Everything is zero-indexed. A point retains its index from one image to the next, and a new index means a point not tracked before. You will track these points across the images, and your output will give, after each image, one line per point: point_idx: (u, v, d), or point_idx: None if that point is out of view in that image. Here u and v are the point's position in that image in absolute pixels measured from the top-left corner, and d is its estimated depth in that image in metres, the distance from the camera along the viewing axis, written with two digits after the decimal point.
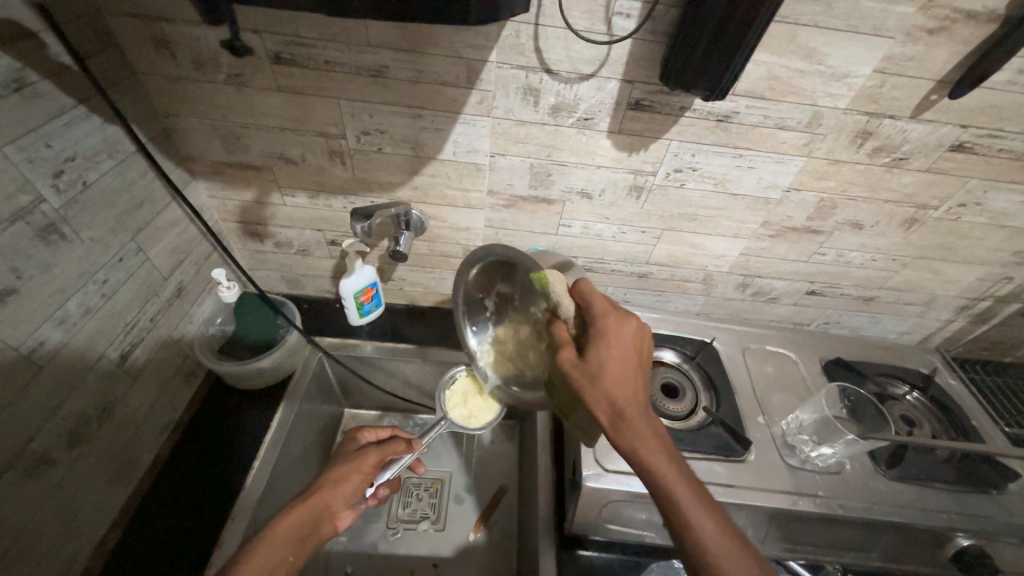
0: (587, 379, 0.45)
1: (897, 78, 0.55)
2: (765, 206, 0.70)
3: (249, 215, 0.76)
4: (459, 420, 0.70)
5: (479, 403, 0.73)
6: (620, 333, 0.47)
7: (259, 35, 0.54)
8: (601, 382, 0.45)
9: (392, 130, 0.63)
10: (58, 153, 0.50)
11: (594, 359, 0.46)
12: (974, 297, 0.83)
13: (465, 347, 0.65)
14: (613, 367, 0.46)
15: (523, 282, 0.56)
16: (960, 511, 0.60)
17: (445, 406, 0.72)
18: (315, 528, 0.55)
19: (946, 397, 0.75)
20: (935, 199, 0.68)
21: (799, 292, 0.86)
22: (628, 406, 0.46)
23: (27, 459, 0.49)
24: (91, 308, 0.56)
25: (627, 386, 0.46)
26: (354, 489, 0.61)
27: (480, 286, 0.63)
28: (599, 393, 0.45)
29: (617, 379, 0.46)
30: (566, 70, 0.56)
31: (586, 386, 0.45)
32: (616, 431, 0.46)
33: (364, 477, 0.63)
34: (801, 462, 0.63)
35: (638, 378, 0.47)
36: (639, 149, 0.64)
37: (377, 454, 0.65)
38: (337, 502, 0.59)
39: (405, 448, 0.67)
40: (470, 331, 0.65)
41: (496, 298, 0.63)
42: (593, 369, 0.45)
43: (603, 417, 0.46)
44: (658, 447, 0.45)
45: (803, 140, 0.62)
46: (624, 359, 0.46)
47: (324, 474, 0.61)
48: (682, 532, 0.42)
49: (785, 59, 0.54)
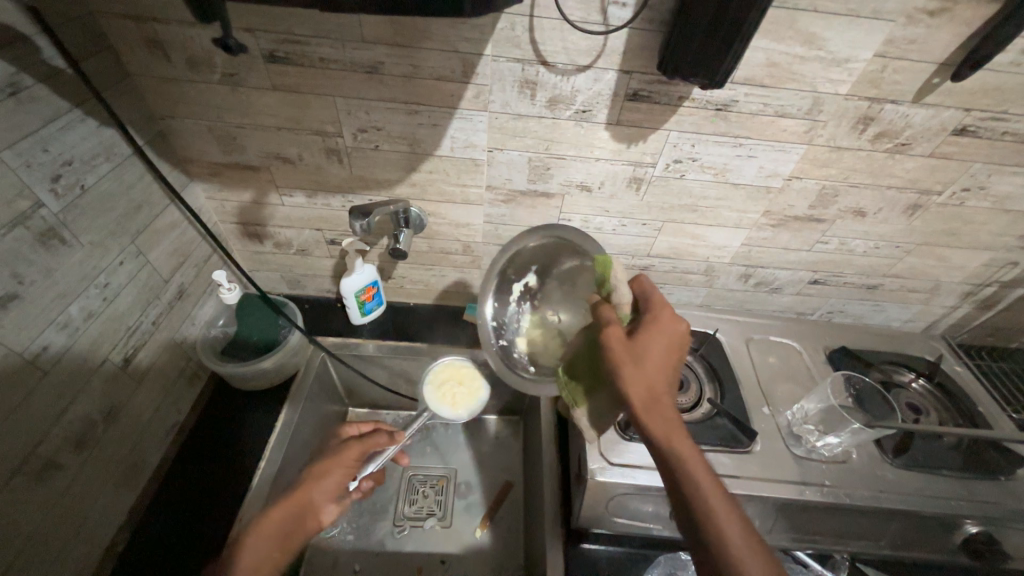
0: (630, 357, 0.47)
1: (899, 61, 0.54)
2: (766, 194, 0.70)
3: (248, 215, 0.76)
4: (446, 410, 0.73)
5: (465, 390, 0.75)
6: (666, 327, 0.50)
7: (252, 34, 0.54)
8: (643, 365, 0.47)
9: (389, 127, 0.63)
10: (54, 157, 0.50)
11: (639, 340, 0.49)
12: (979, 283, 0.83)
13: (482, 315, 0.61)
14: (656, 352, 0.48)
15: (569, 275, 0.60)
16: (968, 498, 0.60)
17: (430, 397, 0.74)
18: (300, 524, 0.56)
19: (952, 384, 0.74)
20: (939, 184, 0.67)
21: (802, 282, 0.86)
22: (658, 392, 0.47)
23: (34, 464, 0.50)
24: (93, 312, 0.56)
25: (663, 375, 0.48)
26: (337, 483, 0.62)
27: (535, 258, 0.61)
28: (636, 371, 0.47)
29: (656, 365, 0.48)
30: (562, 62, 0.56)
31: (626, 363, 0.47)
32: (647, 414, 0.46)
33: (346, 471, 0.63)
34: (807, 452, 0.63)
35: (671, 372, 0.49)
36: (639, 141, 0.63)
37: (358, 446, 0.65)
38: (321, 497, 0.60)
39: (388, 440, 0.67)
40: (491, 302, 0.61)
41: (523, 286, 0.62)
42: (636, 350, 0.48)
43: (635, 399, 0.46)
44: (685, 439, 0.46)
45: (804, 127, 0.61)
46: (666, 350, 0.49)
47: (306, 473, 0.62)
48: (702, 524, 0.41)
49: (784, 45, 0.53)
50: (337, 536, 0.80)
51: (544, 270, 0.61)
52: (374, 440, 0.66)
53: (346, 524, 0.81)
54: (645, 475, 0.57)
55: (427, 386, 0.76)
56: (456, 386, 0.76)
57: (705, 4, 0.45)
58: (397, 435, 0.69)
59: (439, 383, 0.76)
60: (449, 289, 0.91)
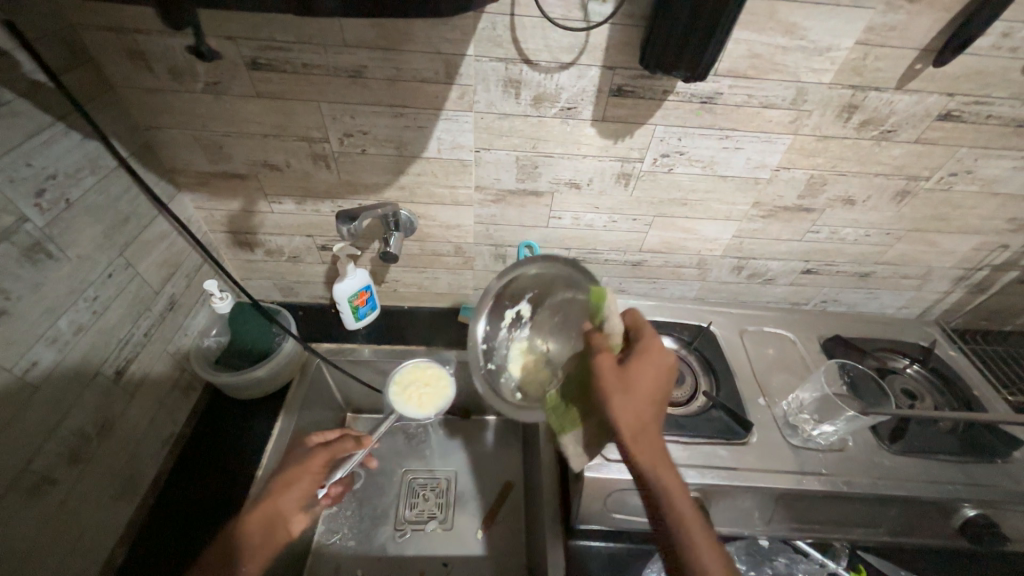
0: (620, 388, 0.47)
1: (881, 49, 0.54)
2: (755, 186, 0.70)
3: (238, 224, 0.76)
4: (413, 411, 0.72)
5: (430, 389, 0.75)
6: (658, 358, 0.50)
7: (233, 42, 0.54)
8: (632, 397, 0.47)
9: (376, 131, 0.63)
10: (38, 172, 0.50)
11: (629, 370, 0.48)
12: (970, 267, 0.83)
13: (471, 335, 0.58)
14: (646, 385, 0.48)
15: (564, 304, 0.58)
16: (965, 481, 0.60)
17: (395, 400, 0.74)
18: (268, 537, 0.56)
19: (946, 368, 0.74)
20: (926, 169, 0.67)
21: (794, 272, 0.86)
22: (646, 423, 0.47)
23: (28, 480, 0.49)
24: (83, 325, 0.56)
25: (652, 405, 0.48)
26: (304, 493, 0.61)
27: (530, 286, 0.60)
28: (626, 403, 0.46)
29: (645, 397, 0.48)
30: (546, 59, 0.56)
31: (615, 394, 0.47)
32: (635, 444, 0.46)
33: (314, 480, 0.63)
34: (804, 441, 0.63)
35: (660, 402, 0.49)
36: (625, 137, 0.63)
37: (325, 454, 0.64)
38: (288, 508, 0.59)
39: (354, 446, 0.66)
40: (480, 324, 0.59)
41: (513, 312, 0.60)
42: (626, 381, 0.48)
43: (623, 431, 0.46)
44: (669, 470, 0.46)
45: (789, 118, 0.61)
46: (657, 381, 0.49)
47: (274, 481, 0.61)
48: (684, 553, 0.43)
49: (765, 36, 0.53)
50: (339, 542, 0.79)
51: (539, 300, 0.60)
52: (342, 446, 0.66)
53: (347, 530, 0.81)
54: None
55: (392, 390, 0.75)
56: (421, 387, 0.76)
57: (681, 4, 0.46)
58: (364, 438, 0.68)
59: (404, 385, 0.76)
60: (442, 291, 0.90)
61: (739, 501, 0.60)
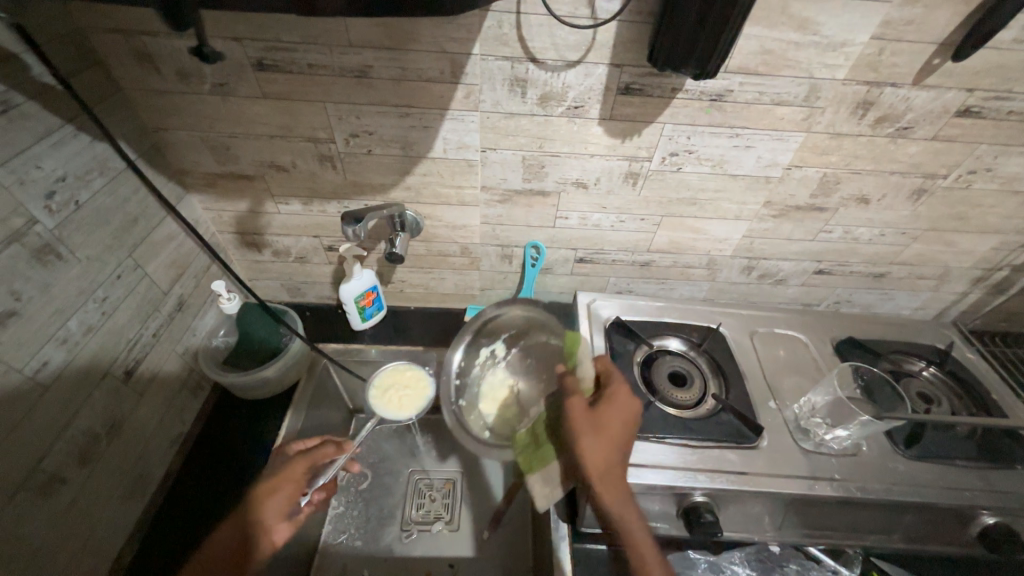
0: (591, 429, 0.51)
1: (897, 43, 0.53)
2: (766, 184, 0.69)
3: (246, 225, 0.76)
4: (391, 412, 0.74)
5: (411, 390, 0.76)
6: (628, 403, 0.54)
7: (239, 43, 0.54)
8: (602, 438, 0.50)
9: (381, 131, 0.63)
10: (48, 174, 0.50)
11: (599, 413, 0.52)
12: (989, 267, 0.81)
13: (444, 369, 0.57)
14: (616, 427, 0.52)
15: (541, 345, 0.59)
16: (983, 488, 0.58)
17: (376, 402, 0.75)
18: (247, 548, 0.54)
19: (964, 372, 0.72)
20: (944, 168, 0.66)
21: (806, 272, 0.84)
22: (614, 463, 0.50)
23: (38, 479, 0.50)
24: (92, 326, 0.57)
25: (621, 446, 0.51)
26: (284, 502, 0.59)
27: (507, 326, 0.59)
28: (597, 446, 0.50)
29: (615, 440, 0.51)
30: (552, 58, 0.55)
31: (585, 436, 0.50)
32: (603, 484, 0.50)
33: (295, 487, 0.61)
34: (816, 445, 0.62)
35: (628, 443, 0.52)
36: (633, 135, 0.63)
37: (304, 461, 0.63)
38: (269, 517, 0.57)
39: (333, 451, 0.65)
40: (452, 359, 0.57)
41: (488, 351, 0.59)
42: (596, 423, 0.51)
43: (591, 471, 0.50)
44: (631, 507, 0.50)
45: (802, 115, 0.60)
46: (625, 424, 0.52)
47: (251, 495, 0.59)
48: None
49: (777, 32, 0.52)
50: (346, 542, 0.80)
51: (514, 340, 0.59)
52: (321, 452, 0.64)
53: (354, 530, 0.81)
54: (651, 474, 0.57)
55: (372, 394, 0.76)
56: (400, 390, 0.76)
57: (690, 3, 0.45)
58: (343, 445, 0.68)
59: (383, 389, 0.76)
60: (448, 291, 0.90)
61: (748, 506, 0.59)
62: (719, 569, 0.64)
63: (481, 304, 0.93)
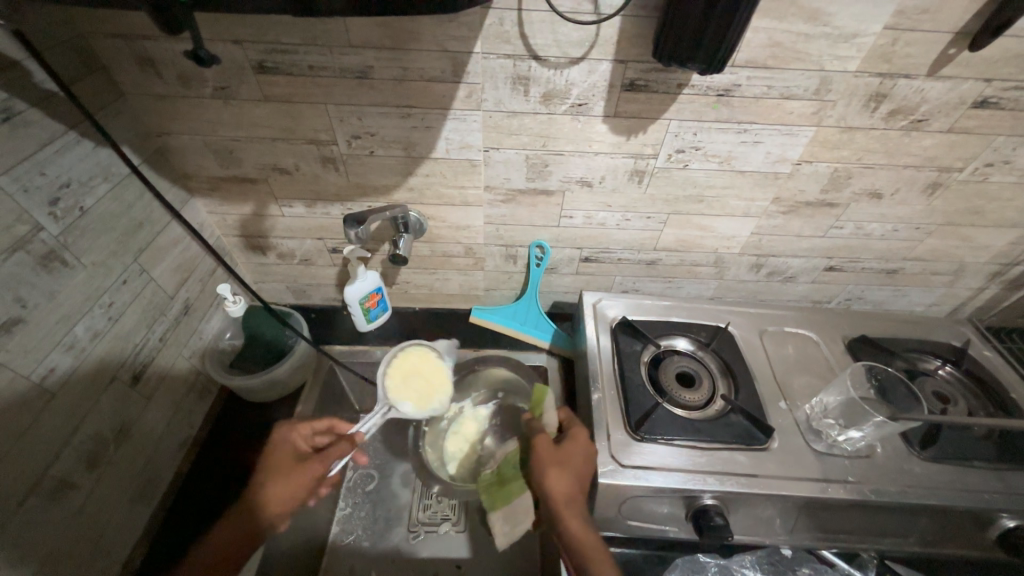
0: (553, 462, 0.53)
1: (912, 33, 0.51)
2: (775, 180, 0.67)
3: (250, 228, 0.76)
4: (410, 407, 0.65)
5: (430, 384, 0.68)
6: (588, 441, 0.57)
7: (239, 45, 0.54)
8: (562, 469, 0.53)
9: (383, 132, 0.62)
10: (52, 180, 0.51)
11: (562, 449, 0.55)
12: (1006, 263, 0.79)
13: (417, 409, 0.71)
14: (575, 460, 0.54)
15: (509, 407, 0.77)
16: (1002, 490, 0.57)
17: (393, 392, 0.65)
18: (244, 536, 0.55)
19: (980, 370, 0.71)
20: (960, 161, 0.64)
21: (817, 269, 0.82)
22: (577, 494, 0.52)
23: (48, 484, 0.50)
24: (99, 331, 0.57)
25: (582, 481, 0.53)
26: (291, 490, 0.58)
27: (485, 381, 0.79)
28: (558, 475, 0.52)
29: (575, 471, 0.53)
30: (555, 55, 0.54)
31: (549, 468, 0.53)
32: (566, 510, 0.50)
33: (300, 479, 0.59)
34: (828, 447, 0.61)
35: (587, 479, 0.54)
36: (637, 132, 0.61)
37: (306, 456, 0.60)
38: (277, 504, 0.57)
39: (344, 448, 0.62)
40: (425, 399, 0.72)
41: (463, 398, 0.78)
42: (560, 455, 0.54)
43: (556, 501, 0.51)
44: (595, 541, 0.49)
45: (812, 109, 0.58)
46: (586, 458, 0.55)
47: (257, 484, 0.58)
48: None
49: (786, 24, 0.51)
50: (353, 543, 0.80)
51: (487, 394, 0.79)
52: (335, 450, 0.61)
53: (361, 531, 0.81)
54: (659, 476, 0.56)
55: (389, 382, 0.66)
56: (424, 383, 0.67)
57: None
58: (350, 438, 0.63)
59: (402, 379, 0.66)
60: (453, 292, 0.90)
61: (759, 509, 0.57)
62: (728, 572, 0.62)
63: (487, 304, 0.92)
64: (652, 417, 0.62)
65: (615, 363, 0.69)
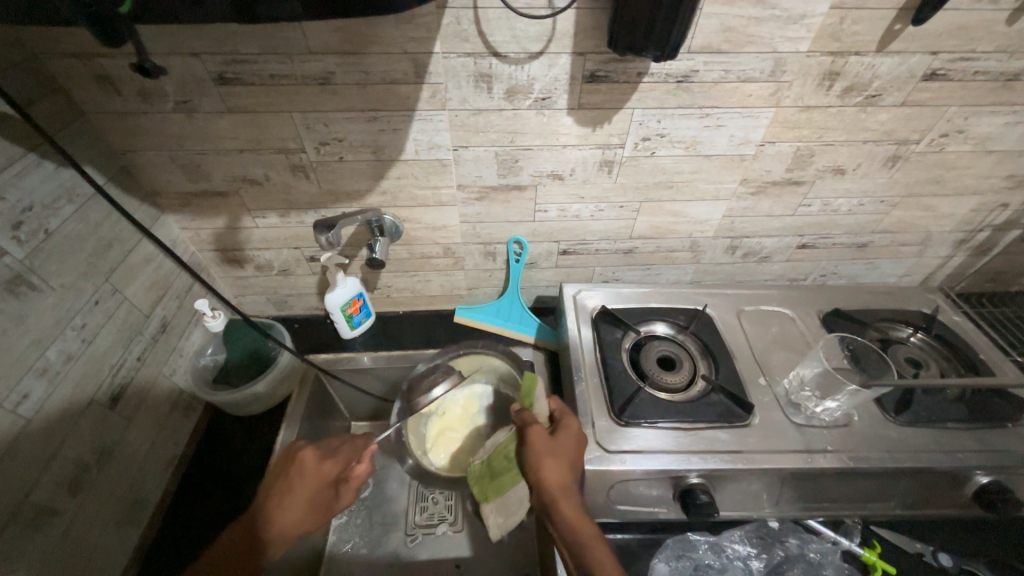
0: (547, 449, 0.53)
1: (858, 11, 0.53)
2: (741, 162, 0.68)
3: (225, 242, 0.76)
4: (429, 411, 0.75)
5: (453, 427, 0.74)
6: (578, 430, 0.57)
7: (198, 57, 0.53)
8: (556, 456, 0.53)
9: (351, 137, 0.62)
10: (13, 204, 0.50)
11: (554, 438, 0.55)
12: (971, 229, 0.81)
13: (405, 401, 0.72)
14: (568, 448, 0.54)
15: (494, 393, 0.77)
16: (975, 449, 0.59)
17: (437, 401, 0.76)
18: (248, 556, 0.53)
19: (951, 335, 0.73)
20: (915, 133, 0.66)
21: (789, 248, 0.84)
22: (572, 481, 0.52)
23: (28, 512, 0.50)
24: (73, 354, 0.56)
25: (575, 469, 0.54)
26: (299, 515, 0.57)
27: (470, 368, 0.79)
28: (553, 462, 0.52)
29: (568, 458, 0.53)
30: (514, 51, 0.55)
31: (544, 456, 0.53)
32: (563, 497, 0.50)
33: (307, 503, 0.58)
34: (807, 419, 0.62)
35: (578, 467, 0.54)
36: (603, 123, 0.62)
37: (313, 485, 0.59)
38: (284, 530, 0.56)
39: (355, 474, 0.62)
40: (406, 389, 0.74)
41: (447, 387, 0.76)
42: (553, 446, 0.54)
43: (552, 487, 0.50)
44: (591, 526, 0.49)
45: (770, 90, 0.60)
46: (577, 446, 0.55)
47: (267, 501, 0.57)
48: None
49: (735, 9, 0.52)
50: (351, 550, 0.80)
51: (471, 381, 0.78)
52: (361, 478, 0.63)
53: (359, 538, 0.81)
54: (645, 459, 0.57)
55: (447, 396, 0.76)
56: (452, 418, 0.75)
57: None
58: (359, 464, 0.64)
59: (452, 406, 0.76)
60: (436, 293, 0.90)
61: (745, 484, 0.59)
62: (719, 549, 0.63)
63: (470, 303, 0.93)
64: (636, 401, 0.63)
65: (597, 352, 0.70)
